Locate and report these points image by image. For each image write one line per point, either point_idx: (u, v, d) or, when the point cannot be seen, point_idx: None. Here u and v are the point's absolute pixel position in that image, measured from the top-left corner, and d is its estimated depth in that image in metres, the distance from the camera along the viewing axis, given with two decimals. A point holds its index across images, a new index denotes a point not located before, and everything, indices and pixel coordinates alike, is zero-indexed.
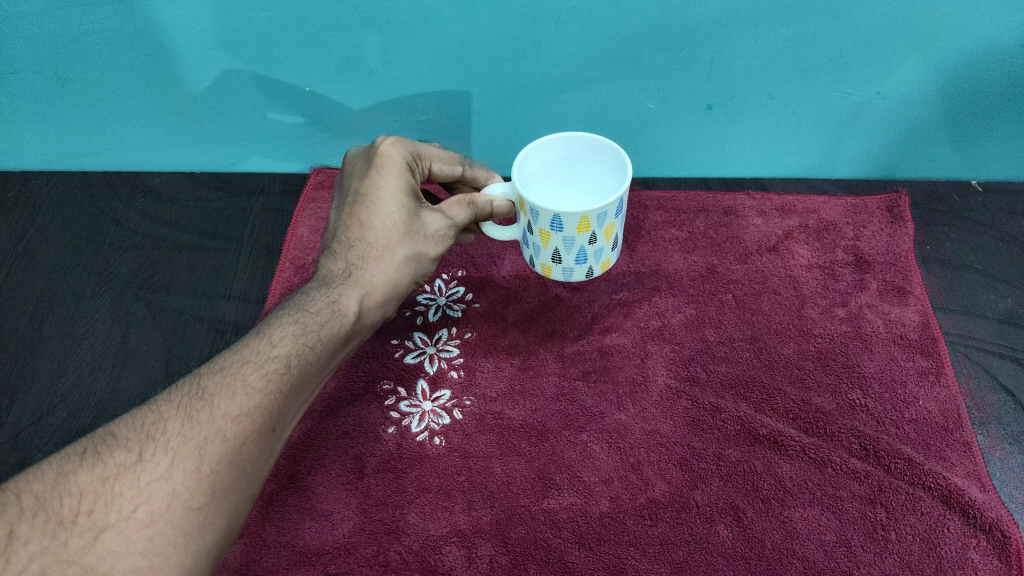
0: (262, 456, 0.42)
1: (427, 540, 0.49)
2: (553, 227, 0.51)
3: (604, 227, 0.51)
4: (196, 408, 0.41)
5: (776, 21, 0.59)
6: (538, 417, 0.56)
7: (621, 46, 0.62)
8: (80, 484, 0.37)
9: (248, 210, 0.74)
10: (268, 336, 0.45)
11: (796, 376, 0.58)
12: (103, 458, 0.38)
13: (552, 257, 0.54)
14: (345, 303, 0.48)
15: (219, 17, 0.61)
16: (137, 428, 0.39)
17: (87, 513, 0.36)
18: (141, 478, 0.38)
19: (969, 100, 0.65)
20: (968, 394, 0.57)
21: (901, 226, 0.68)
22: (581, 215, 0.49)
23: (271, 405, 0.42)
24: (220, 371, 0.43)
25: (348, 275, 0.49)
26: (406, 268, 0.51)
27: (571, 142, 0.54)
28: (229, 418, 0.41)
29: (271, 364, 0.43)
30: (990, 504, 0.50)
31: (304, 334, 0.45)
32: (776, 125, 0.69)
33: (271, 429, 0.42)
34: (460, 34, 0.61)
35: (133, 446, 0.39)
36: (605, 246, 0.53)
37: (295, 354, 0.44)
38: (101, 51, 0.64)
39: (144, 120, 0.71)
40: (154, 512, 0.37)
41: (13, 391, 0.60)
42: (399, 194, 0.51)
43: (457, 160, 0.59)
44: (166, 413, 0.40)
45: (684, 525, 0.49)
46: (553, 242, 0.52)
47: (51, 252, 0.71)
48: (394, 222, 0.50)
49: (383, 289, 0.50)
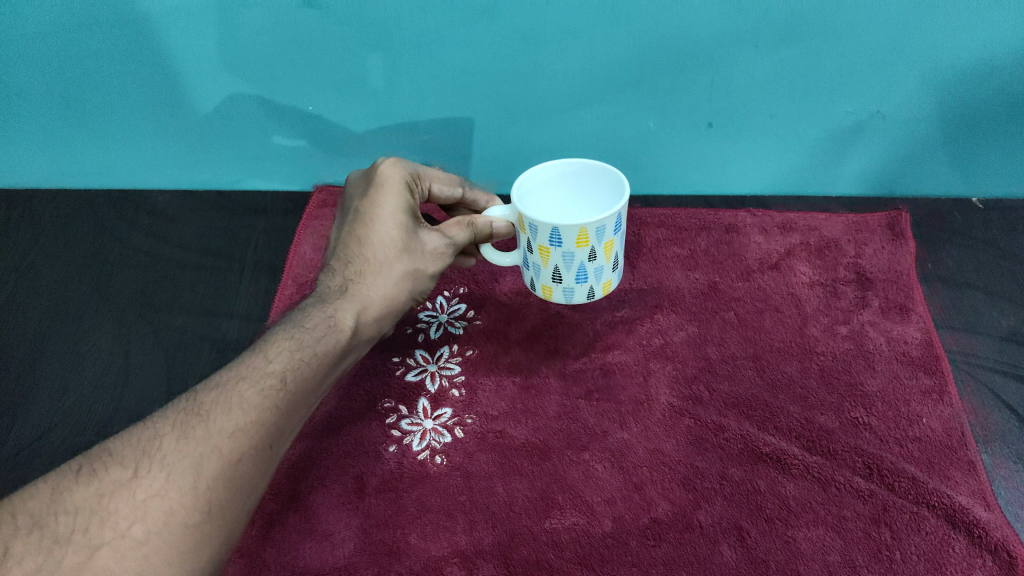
0: (259, 473, 0.41)
1: (428, 561, 0.48)
2: (552, 242, 0.51)
3: (603, 242, 0.51)
4: (192, 424, 0.40)
5: (775, 43, 0.61)
6: (540, 436, 0.56)
7: (622, 68, 0.63)
8: (75, 501, 0.37)
9: (251, 227, 0.75)
10: (263, 353, 0.45)
11: (799, 395, 0.57)
12: (99, 475, 0.38)
13: (553, 276, 0.54)
14: (342, 319, 0.48)
15: (223, 40, 0.63)
16: (132, 445, 0.39)
17: (83, 531, 0.36)
18: (137, 495, 0.37)
19: (968, 119, 0.66)
20: (971, 412, 0.57)
21: (902, 244, 0.69)
22: (580, 228, 0.49)
23: (268, 421, 0.42)
24: (216, 388, 0.42)
25: (345, 292, 0.49)
26: (404, 285, 0.51)
27: (570, 167, 0.55)
28: (225, 435, 0.40)
29: (267, 380, 0.43)
30: (995, 524, 0.49)
31: (300, 350, 0.45)
32: (776, 144, 0.70)
33: (268, 444, 0.42)
34: (463, 55, 0.62)
35: (129, 463, 0.38)
36: (605, 263, 0.54)
37: (291, 370, 0.44)
38: (107, 73, 0.66)
39: (150, 138, 0.72)
40: (149, 530, 0.36)
41: (15, 408, 0.59)
42: (398, 212, 0.51)
43: (457, 182, 0.59)
44: (161, 430, 0.40)
45: (688, 545, 0.49)
46: (552, 259, 0.53)
47: (54, 270, 0.71)
48: (393, 239, 0.51)
49: (381, 304, 0.50)
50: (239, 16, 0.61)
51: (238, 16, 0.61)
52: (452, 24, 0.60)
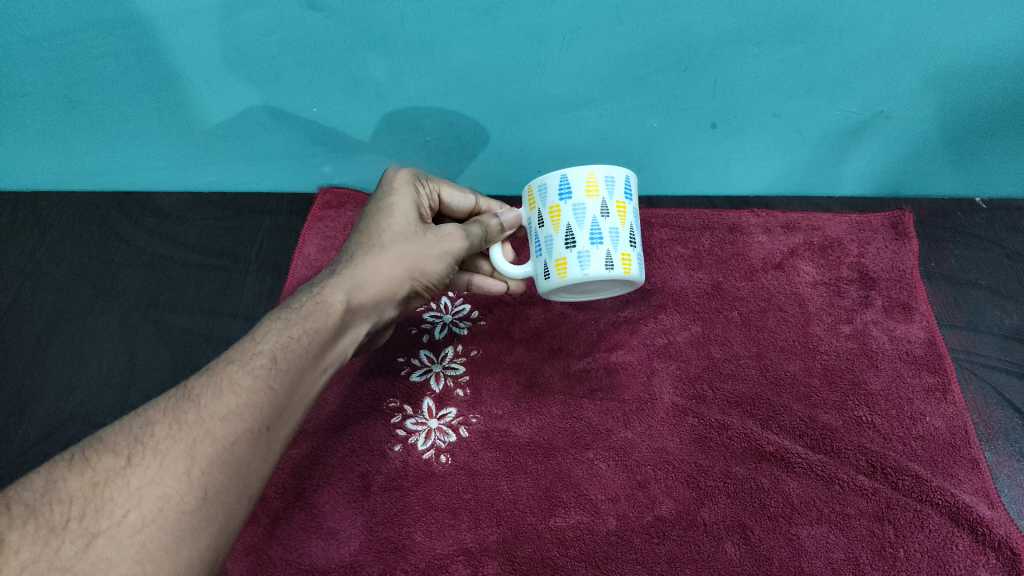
0: (258, 455, 0.40)
1: (433, 558, 0.49)
2: (561, 196, 0.50)
3: (615, 198, 0.50)
4: (183, 409, 0.39)
5: (779, 41, 0.60)
6: (544, 435, 0.56)
7: (628, 66, 0.62)
8: (70, 490, 0.36)
9: (256, 227, 0.75)
10: (253, 336, 0.44)
11: (802, 394, 0.58)
12: (92, 464, 0.37)
13: (566, 241, 0.50)
14: (330, 297, 0.47)
15: (227, 39, 0.61)
16: (125, 432, 0.38)
17: (79, 519, 0.35)
18: (131, 483, 0.36)
19: (969, 121, 0.66)
20: (975, 411, 0.57)
21: (906, 243, 0.69)
22: (587, 171, 0.49)
23: (261, 401, 0.41)
24: (207, 373, 0.42)
25: (339, 274, 0.49)
26: (401, 264, 0.50)
27: None
28: (217, 418, 0.39)
29: (258, 361, 0.42)
30: (999, 521, 0.49)
31: (291, 329, 0.44)
32: (780, 143, 0.70)
33: (265, 425, 0.40)
34: (469, 54, 0.61)
35: (121, 451, 0.37)
36: (620, 227, 0.50)
37: (281, 349, 0.43)
38: (110, 73, 0.65)
39: (155, 140, 0.72)
40: (144, 516, 0.35)
41: (20, 407, 0.61)
42: (398, 202, 0.53)
43: (471, 191, 0.60)
44: (153, 417, 0.39)
45: (692, 543, 0.49)
46: (564, 218, 0.50)
47: (60, 270, 0.72)
48: (390, 223, 0.52)
49: (375, 284, 0.49)
50: (245, 16, 0.59)
51: (241, 16, 0.59)
52: (455, 24, 0.59)
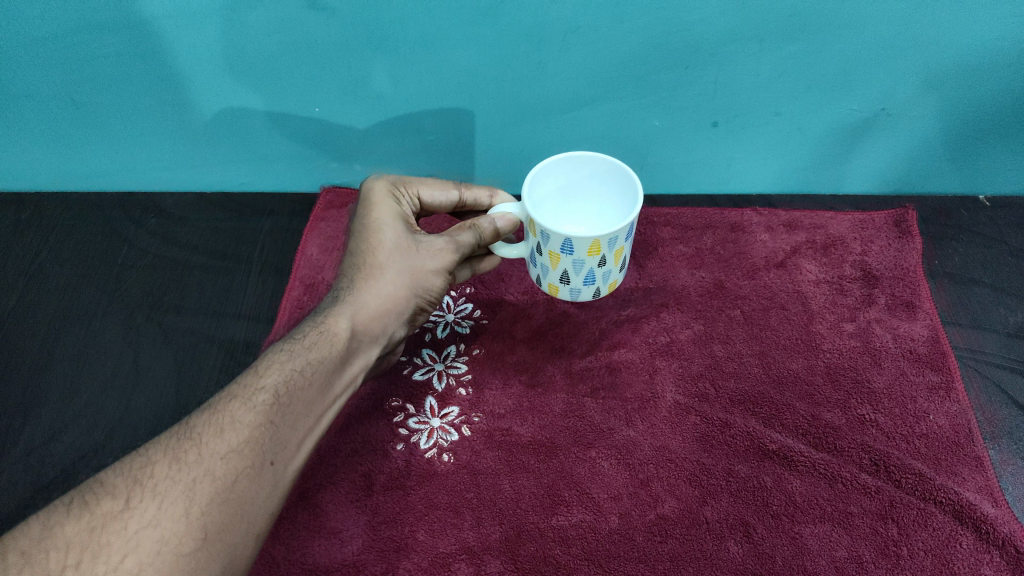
0: (262, 491, 0.41)
1: (437, 557, 0.50)
2: (563, 250, 0.49)
3: (615, 249, 0.49)
4: (184, 449, 0.41)
5: (781, 39, 0.59)
6: (547, 433, 0.56)
7: (627, 66, 0.62)
8: (66, 536, 0.37)
9: (259, 230, 0.75)
10: (255, 370, 0.45)
11: (806, 392, 0.58)
12: (90, 508, 0.38)
13: (560, 277, 0.52)
14: (333, 325, 0.48)
15: (228, 42, 0.61)
16: (124, 474, 0.40)
17: (75, 566, 0.36)
18: (128, 526, 0.37)
19: (971, 120, 0.65)
20: (979, 408, 0.58)
21: (909, 241, 0.68)
22: (592, 240, 0.47)
23: (263, 437, 0.42)
24: (209, 410, 0.43)
25: (340, 299, 0.50)
26: (403, 280, 0.51)
27: (582, 162, 0.53)
28: (217, 457, 0.41)
29: (260, 396, 0.43)
30: (1002, 520, 0.50)
31: (293, 361, 0.46)
32: (782, 143, 0.69)
33: (267, 460, 0.42)
34: (467, 56, 0.62)
35: (119, 494, 0.39)
36: (614, 267, 0.52)
37: (284, 382, 0.44)
38: (116, 75, 0.65)
39: (158, 139, 0.72)
40: (141, 561, 0.37)
41: (27, 409, 0.61)
42: (384, 216, 0.53)
43: (450, 185, 0.58)
44: (153, 457, 0.40)
45: (695, 541, 0.50)
46: (562, 263, 0.51)
47: (65, 273, 0.72)
48: (382, 241, 0.52)
49: (380, 305, 0.50)
50: (248, 17, 0.59)
51: (243, 18, 0.59)
52: (454, 25, 0.59)
